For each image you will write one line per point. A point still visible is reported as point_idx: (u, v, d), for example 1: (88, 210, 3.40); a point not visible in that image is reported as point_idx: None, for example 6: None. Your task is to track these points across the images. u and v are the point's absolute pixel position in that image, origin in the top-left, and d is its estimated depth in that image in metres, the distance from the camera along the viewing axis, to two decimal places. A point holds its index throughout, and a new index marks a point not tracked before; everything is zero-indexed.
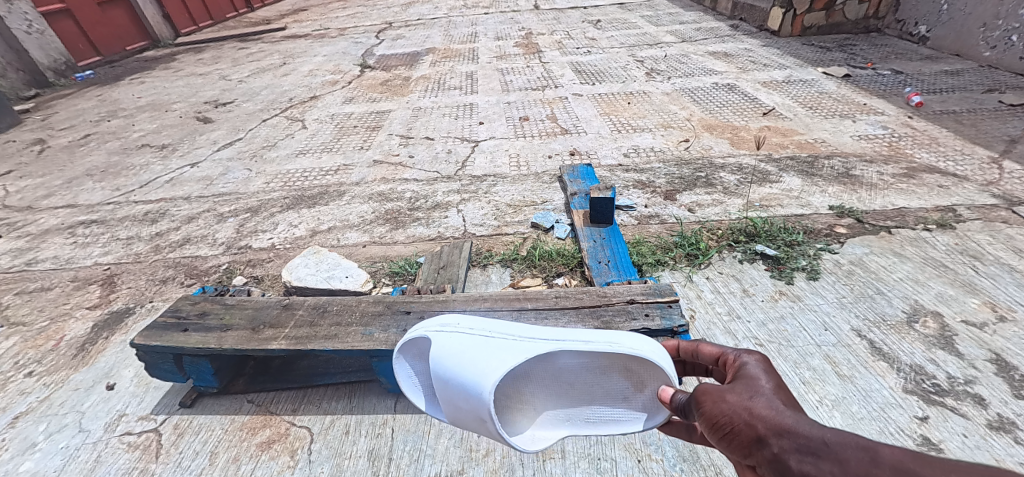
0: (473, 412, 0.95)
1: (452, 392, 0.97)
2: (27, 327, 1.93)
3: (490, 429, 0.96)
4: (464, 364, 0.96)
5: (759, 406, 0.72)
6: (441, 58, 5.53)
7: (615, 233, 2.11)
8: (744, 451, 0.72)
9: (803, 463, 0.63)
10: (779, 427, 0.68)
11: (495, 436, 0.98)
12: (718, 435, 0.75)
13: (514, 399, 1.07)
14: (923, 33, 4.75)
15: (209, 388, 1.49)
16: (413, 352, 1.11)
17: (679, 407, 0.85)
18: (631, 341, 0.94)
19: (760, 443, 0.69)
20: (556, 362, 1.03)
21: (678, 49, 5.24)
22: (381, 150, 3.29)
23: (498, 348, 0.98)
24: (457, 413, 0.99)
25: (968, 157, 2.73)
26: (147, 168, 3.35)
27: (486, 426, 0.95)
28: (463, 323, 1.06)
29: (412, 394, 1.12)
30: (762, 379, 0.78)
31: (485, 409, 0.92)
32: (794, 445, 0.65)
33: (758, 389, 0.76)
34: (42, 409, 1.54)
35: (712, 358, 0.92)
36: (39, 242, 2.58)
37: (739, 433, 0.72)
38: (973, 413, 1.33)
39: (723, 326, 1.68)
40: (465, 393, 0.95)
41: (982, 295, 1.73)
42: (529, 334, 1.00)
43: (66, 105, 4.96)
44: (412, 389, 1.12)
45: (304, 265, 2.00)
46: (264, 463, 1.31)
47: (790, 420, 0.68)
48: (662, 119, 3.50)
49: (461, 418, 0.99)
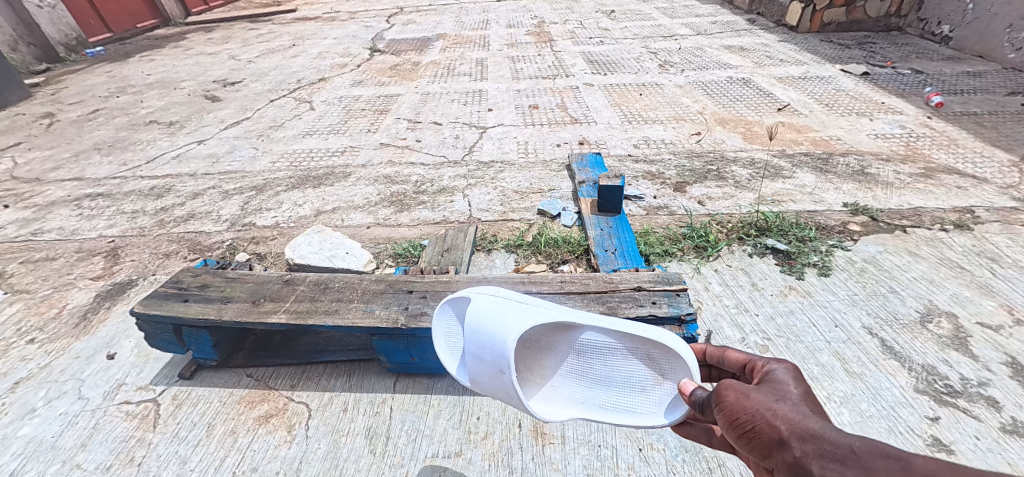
0: (489, 361, 0.95)
1: (478, 344, 0.97)
2: (30, 295, 1.93)
3: (507, 383, 0.94)
4: (494, 319, 0.96)
5: (784, 409, 0.69)
6: (452, 44, 5.47)
7: (623, 222, 2.07)
8: (764, 452, 0.69)
9: (825, 469, 0.61)
10: (804, 432, 0.65)
11: (509, 394, 0.96)
12: (737, 432, 0.72)
13: (534, 371, 1.06)
14: (946, 32, 4.63)
15: (208, 361, 1.47)
16: (454, 312, 1.10)
17: (696, 402, 0.82)
18: (656, 329, 0.94)
19: (781, 446, 0.66)
20: (579, 337, 1.03)
21: (693, 41, 5.16)
22: (389, 134, 3.25)
23: (529, 313, 0.97)
24: (479, 368, 0.98)
25: (988, 159, 2.65)
26: (155, 144, 3.35)
27: (499, 377, 0.94)
28: (503, 290, 1.04)
29: (444, 353, 1.09)
30: (789, 384, 0.75)
31: (501, 353, 0.92)
32: (817, 450, 0.63)
33: (785, 395, 0.73)
34: (42, 376, 1.54)
35: (739, 365, 0.90)
36: (45, 213, 2.58)
37: (760, 433, 0.69)
38: (986, 415, 1.29)
39: (731, 318, 1.65)
40: (491, 346, 0.95)
41: (999, 298, 1.68)
42: (561, 308, 1.00)
43: (76, 80, 4.96)
44: (446, 347, 1.10)
45: (307, 243, 1.98)
46: (261, 437, 1.30)
47: (817, 425, 0.66)
48: (674, 111, 3.43)
49: (482, 374, 0.98)
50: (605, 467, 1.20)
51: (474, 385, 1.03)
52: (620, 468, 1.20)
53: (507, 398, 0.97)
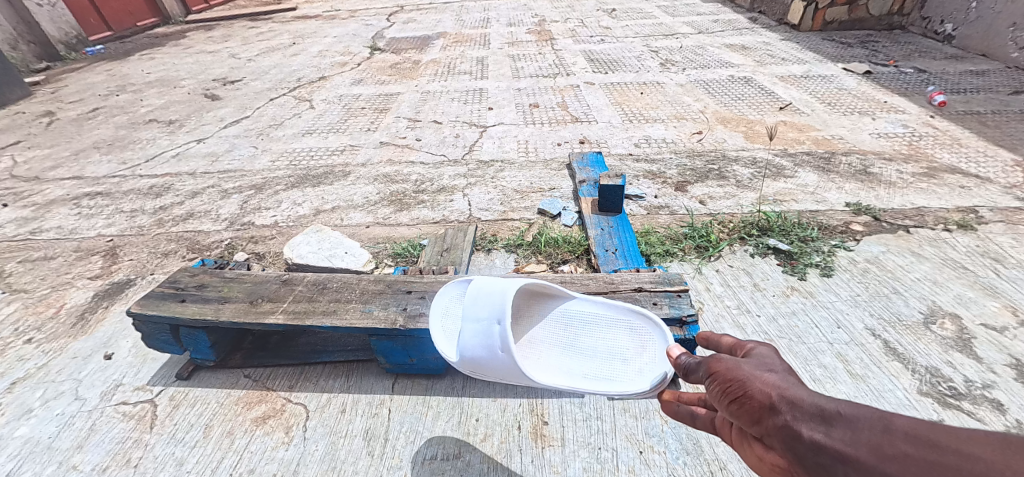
0: (488, 335, 1.02)
1: (479, 316, 1.06)
2: (28, 294, 1.92)
3: (502, 346, 1.00)
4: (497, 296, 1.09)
5: (772, 378, 0.72)
6: (453, 42, 5.45)
7: (624, 222, 2.05)
8: (752, 418, 0.70)
9: (814, 430, 0.62)
10: (792, 398, 0.67)
11: (500, 360, 1.01)
12: (727, 398, 0.74)
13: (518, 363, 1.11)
14: (949, 31, 4.61)
15: (206, 361, 1.47)
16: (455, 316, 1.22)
17: (685, 368, 0.85)
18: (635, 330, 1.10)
19: (771, 410, 0.67)
20: None
21: (694, 40, 5.14)
22: (389, 133, 3.24)
23: None
24: (474, 338, 1.04)
25: (991, 159, 2.63)
26: (154, 143, 3.34)
27: (498, 350, 1.01)
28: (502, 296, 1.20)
29: (439, 342, 1.15)
30: (776, 361, 0.78)
31: (499, 325, 1.00)
32: (805, 412, 0.64)
33: (771, 368, 0.75)
34: (40, 376, 1.53)
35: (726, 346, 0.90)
36: (44, 212, 2.58)
37: (750, 398, 0.71)
38: (990, 418, 1.28)
39: (732, 319, 1.64)
40: (490, 315, 1.04)
41: (1002, 298, 1.67)
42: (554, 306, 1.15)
43: (76, 79, 4.95)
44: (441, 340, 1.16)
45: (306, 242, 1.97)
46: (258, 438, 1.29)
47: (804, 393, 0.68)
48: (675, 110, 3.41)
49: (477, 342, 1.03)
50: (606, 470, 1.19)
51: (466, 359, 1.06)
52: (620, 471, 1.18)
53: (498, 362, 1.01)
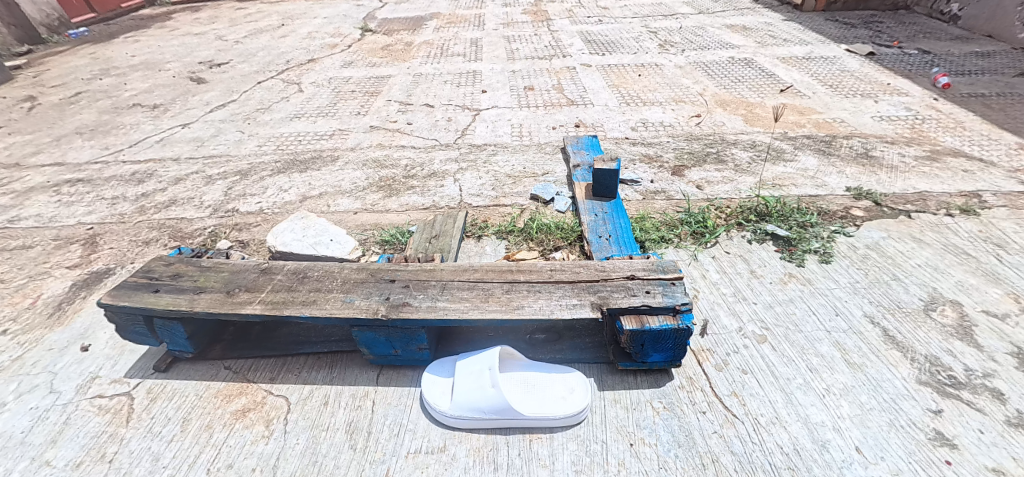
0: (481, 383, 1.21)
1: (469, 371, 1.25)
2: (4, 284, 1.86)
3: (491, 391, 1.19)
4: (480, 354, 1.29)
5: None
6: (447, 23, 5.30)
7: (618, 207, 1.99)
8: None
9: None
10: None
11: (488, 402, 1.18)
12: None
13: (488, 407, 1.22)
14: (955, 11, 4.49)
15: (185, 353, 1.42)
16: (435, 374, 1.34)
17: None
18: (573, 378, 1.31)
19: None
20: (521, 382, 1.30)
21: (695, 20, 5.00)
22: (379, 116, 3.15)
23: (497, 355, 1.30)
24: (469, 388, 1.22)
25: (995, 142, 2.56)
26: (137, 127, 3.25)
27: (491, 394, 1.18)
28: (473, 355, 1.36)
29: (427, 400, 1.26)
30: None
31: (491, 370, 1.20)
32: None
33: None
34: (13, 369, 1.48)
35: None
36: (23, 199, 2.50)
37: None
38: (990, 408, 1.23)
39: (728, 307, 1.60)
40: (480, 368, 1.23)
41: (1006, 285, 1.62)
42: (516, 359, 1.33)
43: (58, 62, 4.81)
44: (428, 396, 1.27)
45: (291, 229, 1.90)
46: (237, 432, 1.25)
47: None
48: (674, 93, 3.32)
49: (471, 393, 1.21)
50: (595, 463, 1.15)
51: (459, 409, 1.21)
52: (610, 465, 1.15)
53: (487, 404, 1.19)
